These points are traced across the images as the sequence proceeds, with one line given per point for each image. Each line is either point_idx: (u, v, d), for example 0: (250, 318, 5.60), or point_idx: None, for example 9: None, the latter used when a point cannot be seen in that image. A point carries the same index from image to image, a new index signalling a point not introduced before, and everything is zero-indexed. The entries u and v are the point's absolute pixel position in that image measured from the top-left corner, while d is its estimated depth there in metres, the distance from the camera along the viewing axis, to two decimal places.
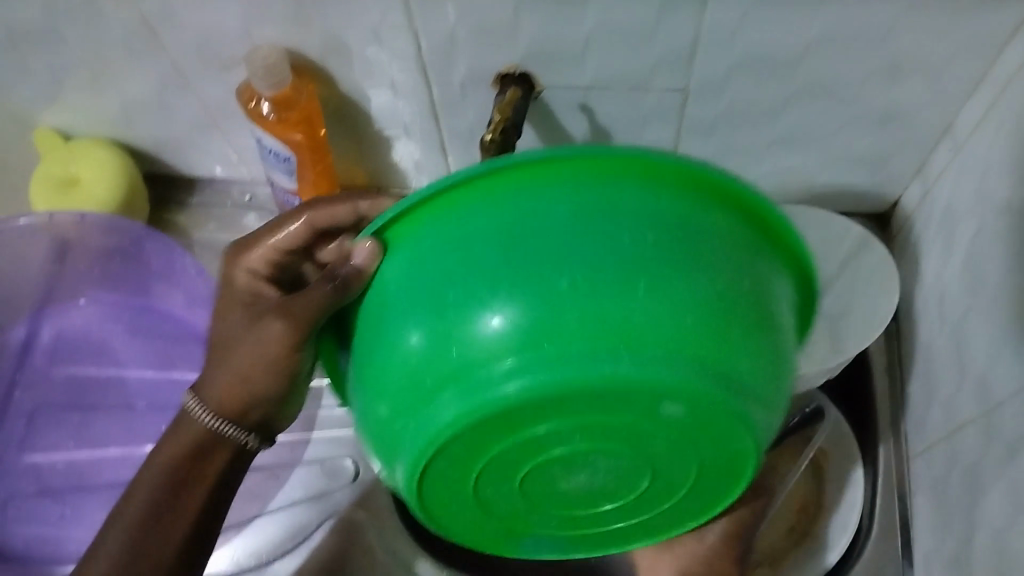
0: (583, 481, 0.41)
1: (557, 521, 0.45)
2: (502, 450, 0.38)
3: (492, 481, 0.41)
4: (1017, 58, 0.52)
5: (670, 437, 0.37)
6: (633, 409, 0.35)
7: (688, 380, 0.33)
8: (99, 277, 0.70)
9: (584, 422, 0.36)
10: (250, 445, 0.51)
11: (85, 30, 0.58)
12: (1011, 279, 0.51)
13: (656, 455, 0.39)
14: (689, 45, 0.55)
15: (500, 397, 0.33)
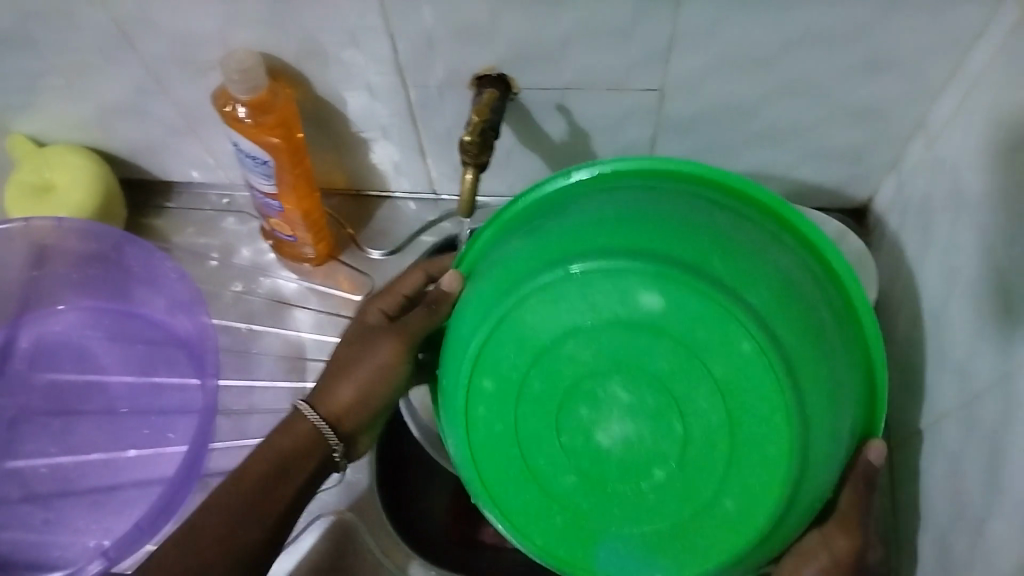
0: (620, 431, 0.48)
1: (620, 507, 0.49)
2: (530, 373, 0.48)
3: (541, 444, 0.50)
4: (986, 56, 0.53)
5: (677, 362, 0.45)
6: (627, 304, 0.45)
7: (658, 269, 0.44)
8: (78, 283, 0.69)
9: (599, 335, 0.46)
10: (337, 457, 0.54)
11: (59, 36, 0.57)
12: (984, 272, 0.52)
13: (682, 394, 0.46)
14: (664, 46, 0.55)
15: (509, 304, 0.47)
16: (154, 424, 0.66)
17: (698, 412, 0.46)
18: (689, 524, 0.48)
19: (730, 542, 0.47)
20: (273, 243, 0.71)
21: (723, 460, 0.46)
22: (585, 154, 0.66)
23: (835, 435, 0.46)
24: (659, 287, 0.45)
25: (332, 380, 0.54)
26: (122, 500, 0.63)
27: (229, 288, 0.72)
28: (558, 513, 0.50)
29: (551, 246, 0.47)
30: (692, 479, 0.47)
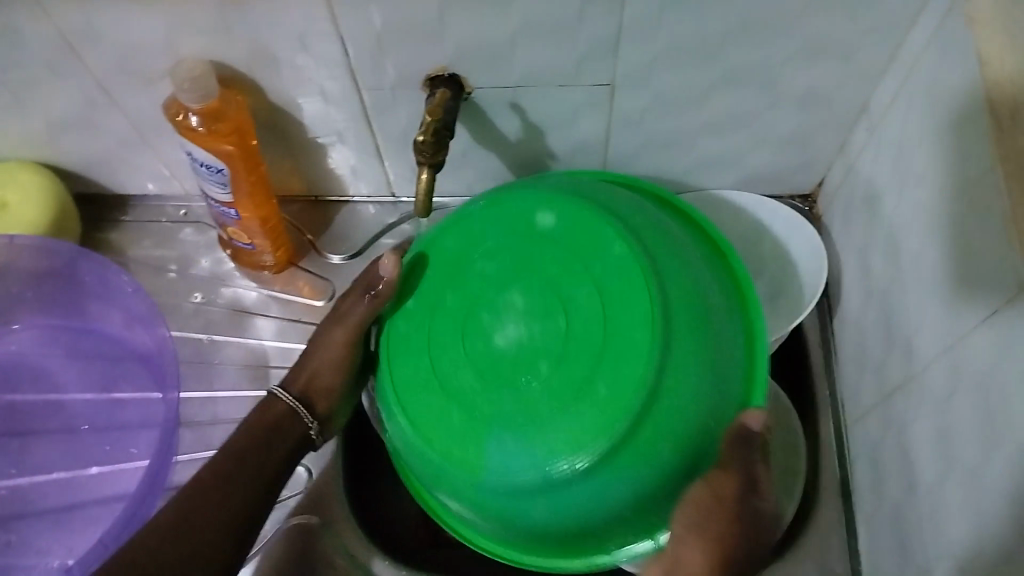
0: (516, 333, 0.51)
1: (511, 403, 0.49)
2: (466, 275, 0.54)
3: (448, 343, 0.52)
4: (922, 40, 0.54)
5: (568, 262, 0.51)
6: (543, 238, 0.53)
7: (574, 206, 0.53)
8: (32, 301, 0.68)
9: (519, 265, 0.53)
10: (312, 435, 0.57)
11: (3, 50, 0.57)
12: (928, 249, 0.53)
13: (580, 295, 0.50)
14: (612, 41, 0.56)
15: (453, 244, 0.56)
16: (116, 440, 0.65)
17: (579, 309, 0.50)
18: (587, 378, 0.48)
19: (626, 368, 0.47)
20: (231, 252, 0.71)
21: (602, 321, 0.49)
22: (541, 150, 0.67)
23: (688, 353, 0.48)
24: (560, 214, 0.53)
25: (304, 362, 0.58)
26: (85, 518, 0.62)
27: (189, 300, 0.72)
28: (467, 376, 0.51)
29: (503, 203, 0.55)
30: (580, 347, 0.49)
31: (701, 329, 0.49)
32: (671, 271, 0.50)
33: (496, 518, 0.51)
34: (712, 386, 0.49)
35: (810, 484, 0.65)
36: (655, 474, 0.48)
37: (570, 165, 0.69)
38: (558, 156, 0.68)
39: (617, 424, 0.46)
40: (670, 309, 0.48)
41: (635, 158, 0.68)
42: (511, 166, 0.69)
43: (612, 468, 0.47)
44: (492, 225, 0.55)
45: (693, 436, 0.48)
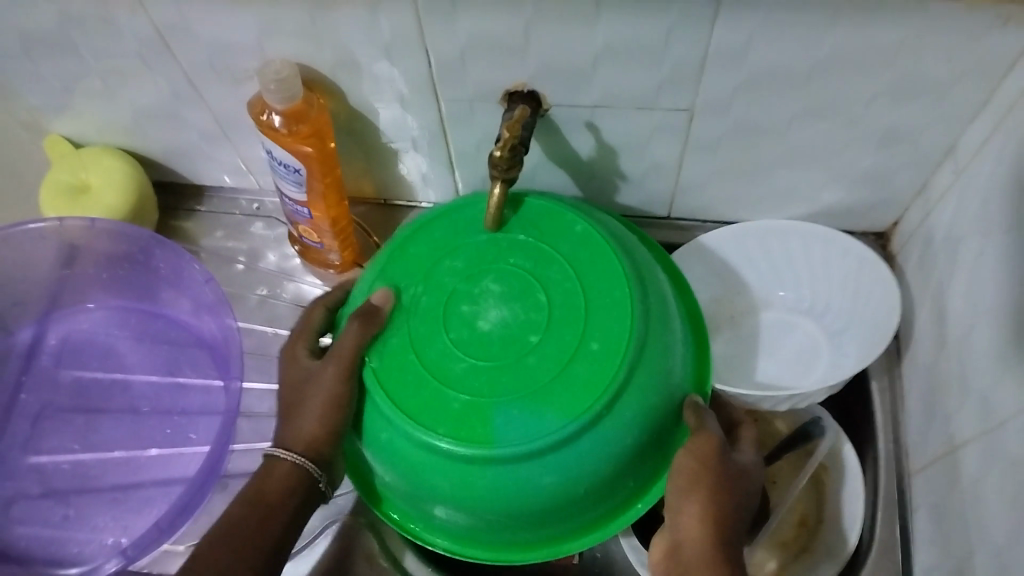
0: (498, 316, 0.52)
1: (506, 376, 0.50)
2: (434, 277, 0.55)
3: (431, 335, 0.52)
4: (1020, 86, 0.53)
5: (540, 249, 0.55)
6: (511, 238, 0.56)
7: (536, 206, 0.57)
8: (106, 281, 0.70)
9: (494, 260, 0.55)
10: (322, 487, 0.53)
11: (100, 40, 0.59)
12: (1012, 303, 0.51)
13: (554, 275, 0.53)
14: (696, 67, 0.55)
15: (418, 251, 0.56)
16: (177, 424, 0.67)
17: (558, 285, 0.53)
18: (580, 342, 0.50)
19: (614, 328, 0.50)
20: (299, 249, 0.72)
21: (580, 292, 0.52)
22: (612, 171, 0.67)
23: (655, 317, 0.52)
24: (520, 214, 0.57)
25: (290, 418, 0.54)
26: (141, 499, 0.64)
27: (254, 292, 0.73)
28: (460, 362, 0.51)
29: (466, 210, 0.58)
30: (564, 317, 0.51)
31: (662, 298, 0.54)
32: (630, 248, 0.56)
33: (496, 505, 0.49)
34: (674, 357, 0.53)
35: (866, 530, 0.63)
36: (640, 432, 0.50)
37: (641, 187, 0.68)
38: (628, 177, 0.67)
39: (613, 380, 0.48)
40: (635, 277, 0.53)
41: (707, 185, 0.68)
42: (581, 184, 0.69)
43: (610, 425, 0.49)
44: (457, 235, 0.57)
45: (666, 395, 0.51)
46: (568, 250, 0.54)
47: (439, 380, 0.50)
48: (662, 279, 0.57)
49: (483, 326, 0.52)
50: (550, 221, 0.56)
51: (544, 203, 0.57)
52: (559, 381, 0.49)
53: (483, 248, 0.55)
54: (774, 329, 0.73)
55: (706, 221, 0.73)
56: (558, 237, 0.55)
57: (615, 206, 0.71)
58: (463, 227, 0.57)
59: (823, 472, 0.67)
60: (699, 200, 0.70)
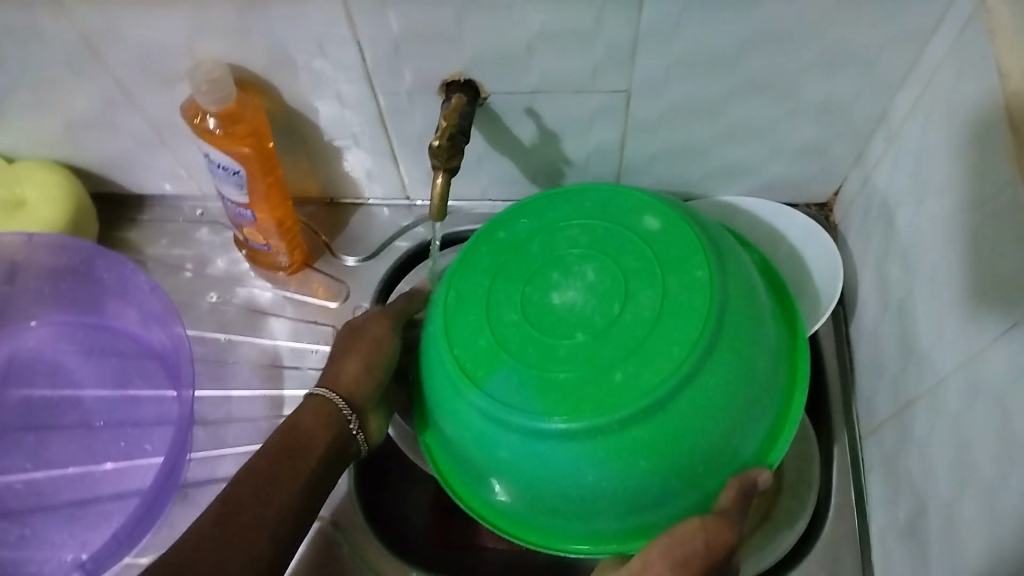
0: (571, 298, 0.52)
1: (537, 350, 0.50)
2: (553, 235, 0.56)
3: (511, 279, 0.54)
4: (942, 51, 0.54)
5: (649, 261, 0.53)
6: (642, 241, 0.54)
7: (682, 231, 0.53)
8: (49, 297, 0.69)
9: (608, 253, 0.54)
10: (357, 438, 0.57)
11: (24, 49, 0.57)
12: (946, 262, 0.53)
13: (643, 294, 0.51)
14: (629, 48, 0.56)
15: (565, 203, 0.58)
16: (131, 436, 0.66)
17: (637, 308, 0.51)
18: (608, 370, 0.48)
19: (652, 381, 0.47)
20: (247, 253, 0.71)
21: (650, 323, 0.50)
22: (556, 156, 0.67)
23: (715, 386, 0.48)
24: (668, 217, 0.55)
25: (334, 368, 0.58)
26: (99, 513, 0.63)
27: (204, 298, 0.72)
28: (511, 315, 0.53)
29: (631, 189, 0.57)
30: (618, 342, 0.49)
31: (742, 377, 0.49)
32: (744, 329, 0.50)
33: (467, 450, 0.53)
34: (717, 431, 0.49)
35: (823, 495, 0.64)
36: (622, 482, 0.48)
37: (586, 171, 0.69)
38: (572, 162, 0.68)
39: (612, 417, 0.47)
40: (717, 342, 0.48)
41: (651, 166, 0.68)
42: (527, 172, 0.69)
43: (591, 449, 0.47)
44: (611, 199, 0.57)
45: (677, 466, 0.48)
46: (670, 289, 0.51)
47: (485, 315, 0.53)
48: (764, 358, 0.51)
49: (553, 303, 0.53)
50: (685, 259, 0.52)
51: (693, 225, 0.54)
52: (582, 384, 0.48)
53: (605, 236, 0.55)
54: None
55: None
56: (682, 273, 0.51)
57: None
58: (617, 211, 0.56)
59: None
60: (643, 182, 0.71)
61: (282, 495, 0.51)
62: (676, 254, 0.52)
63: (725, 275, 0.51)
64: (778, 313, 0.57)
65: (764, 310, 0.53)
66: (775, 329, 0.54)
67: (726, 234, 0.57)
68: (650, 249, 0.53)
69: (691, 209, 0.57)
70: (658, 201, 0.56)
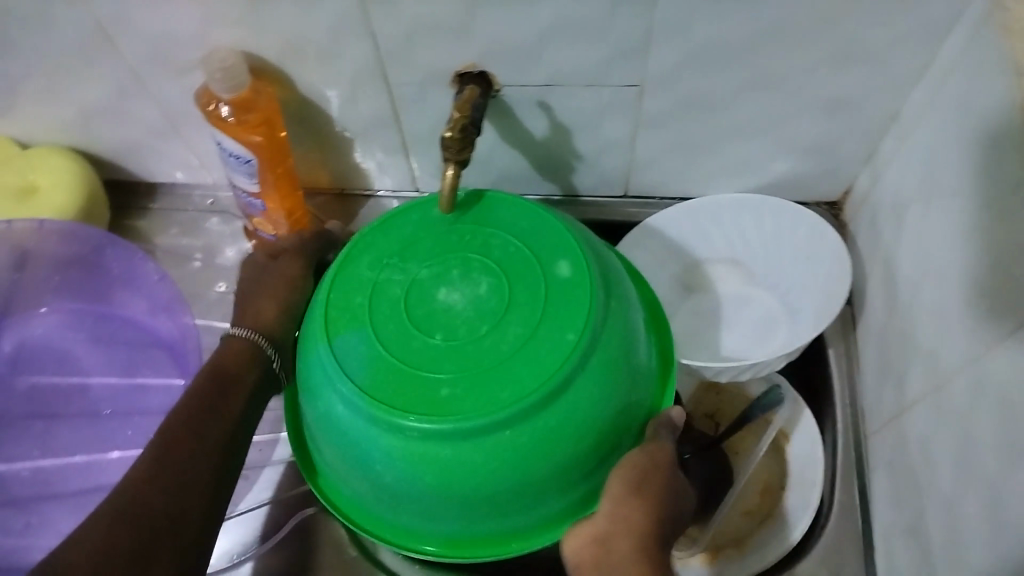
0: (449, 299, 0.50)
1: (395, 332, 0.49)
2: (480, 233, 0.53)
3: (416, 253, 0.53)
4: (957, 48, 0.54)
5: (536, 301, 0.49)
6: (545, 277, 0.50)
7: (587, 286, 0.49)
8: (59, 284, 0.69)
9: (507, 271, 0.51)
10: (275, 369, 0.57)
11: (38, 35, 0.57)
12: (956, 259, 0.53)
13: (514, 325, 0.48)
14: (643, 41, 0.56)
15: (506, 210, 0.55)
16: (138, 425, 0.66)
17: (503, 336, 0.48)
18: (436, 382, 0.47)
19: (465, 420, 0.45)
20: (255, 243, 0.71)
21: (502, 359, 0.47)
22: (567, 150, 0.67)
23: (514, 449, 0.46)
24: (580, 261, 0.50)
25: (239, 304, 0.59)
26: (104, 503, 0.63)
27: (213, 288, 0.72)
28: (395, 288, 0.51)
29: (569, 226, 0.53)
30: (466, 362, 0.48)
31: (554, 454, 0.47)
32: (591, 404, 0.47)
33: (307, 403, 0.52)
34: (501, 489, 0.47)
35: (828, 493, 0.64)
36: (397, 483, 0.48)
37: (596, 165, 0.69)
38: (583, 156, 0.68)
39: (416, 425, 0.46)
40: (543, 407, 0.46)
41: (661, 161, 0.68)
42: (537, 165, 0.69)
43: (389, 444, 0.47)
44: (544, 224, 0.53)
45: (456, 499, 0.47)
46: (539, 337, 0.48)
47: (376, 272, 0.52)
48: (591, 443, 0.48)
49: (432, 295, 0.51)
50: (571, 313, 0.48)
51: (601, 287, 0.50)
52: (408, 377, 0.47)
53: (519, 255, 0.52)
54: (729, 301, 0.73)
55: (661, 198, 0.74)
56: (564, 325, 0.48)
57: (571, 186, 0.72)
58: (548, 239, 0.52)
59: (783, 439, 0.69)
60: (653, 177, 0.71)
61: (215, 421, 0.51)
62: (568, 308, 0.48)
63: (590, 352, 0.47)
64: (647, 389, 0.52)
65: (624, 395, 0.49)
66: (633, 403, 0.50)
67: (633, 307, 0.53)
68: (545, 286, 0.50)
69: (615, 274, 0.53)
70: (578, 248, 0.51)
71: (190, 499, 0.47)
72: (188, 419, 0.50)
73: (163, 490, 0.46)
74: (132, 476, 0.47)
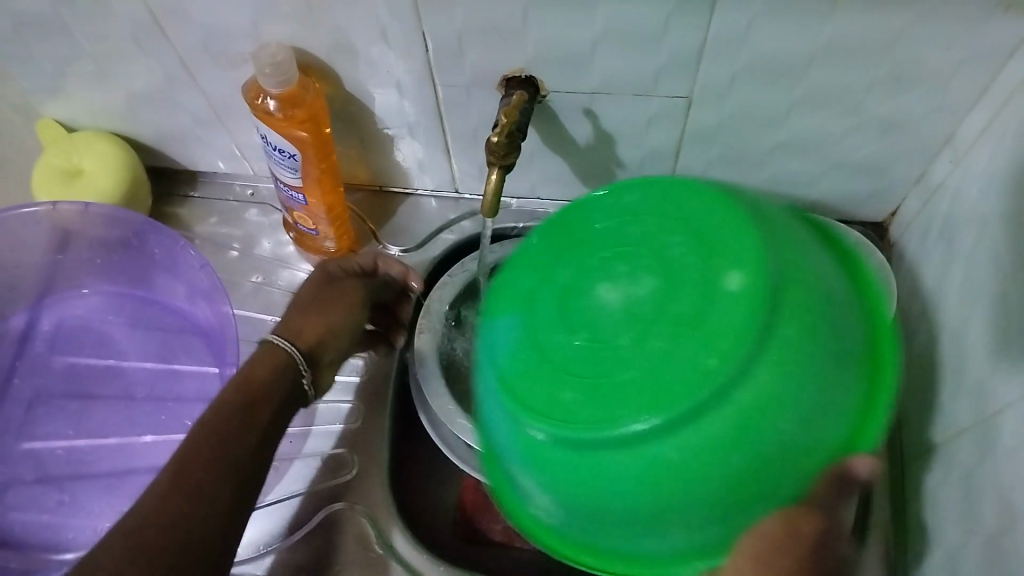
0: (603, 294, 0.47)
1: (537, 315, 0.49)
2: (659, 233, 0.48)
3: (571, 237, 0.52)
4: (1019, 74, 0.52)
5: (693, 312, 0.43)
6: (716, 283, 0.43)
7: (762, 303, 0.41)
8: (100, 266, 0.70)
9: (674, 273, 0.46)
10: (302, 381, 0.57)
11: (92, 22, 0.58)
12: (1007, 291, 0.52)
13: (660, 337, 0.43)
14: (695, 54, 0.55)
15: (695, 201, 0.48)
16: (171, 410, 0.66)
17: (619, 346, 0.44)
18: (563, 385, 0.44)
19: (572, 434, 0.42)
20: (294, 236, 0.72)
21: (637, 370, 0.43)
22: (610, 159, 0.66)
23: (630, 472, 0.41)
24: (741, 263, 0.42)
25: (290, 311, 0.61)
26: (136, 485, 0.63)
27: (249, 279, 0.72)
28: (546, 267, 0.51)
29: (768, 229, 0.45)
30: (599, 368, 0.44)
31: (684, 487, 0.40)
32: (742, 439, 0.39)
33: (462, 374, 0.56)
34: (604, 513, 0.43)
35: None
36: (533, 488, 0.46)
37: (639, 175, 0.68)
38: (626, 165, 0.67)
39: (532, 416, 0.44)
40: (675, 428, 0.40)
41: (705, 174, 0.68)
42: (579, 172, 0.68)
43: (506, 427, 0.47)
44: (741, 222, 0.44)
45: (567, 505, 0.45)
46: (691, 356, 0.41)
47: (530, 255, 0.53)
48: (749, 478, 0.40)
49: (581, 283, 0.49)
50: (729, 331, 0.41)
51: (769, 303, 0.41)
52: (540, 365, 0.46)
53: (693, 256, 0.46)
54: None
55: None
56: (718, 340, 0.41)
57: None
58: (747, 237, 0.44)
59: None
60: None
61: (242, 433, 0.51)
62: (736, 327, 0.41)
63: (739, 377, 0.39)
64: (840, 421, 0.42)
65: (802, 427, 0.40)
66: (818, 436, 0.41)
67: (827, 326, 0.42)
68: (721, 293, 0.42)
69: (809, 286, 0.42)
70: (767, 255, 0.43)
71: (206, 516, 0.47)
72: (212, 434, 0.50)
73: (178, 506, 0.46)
74: (155, 488, 0.47)
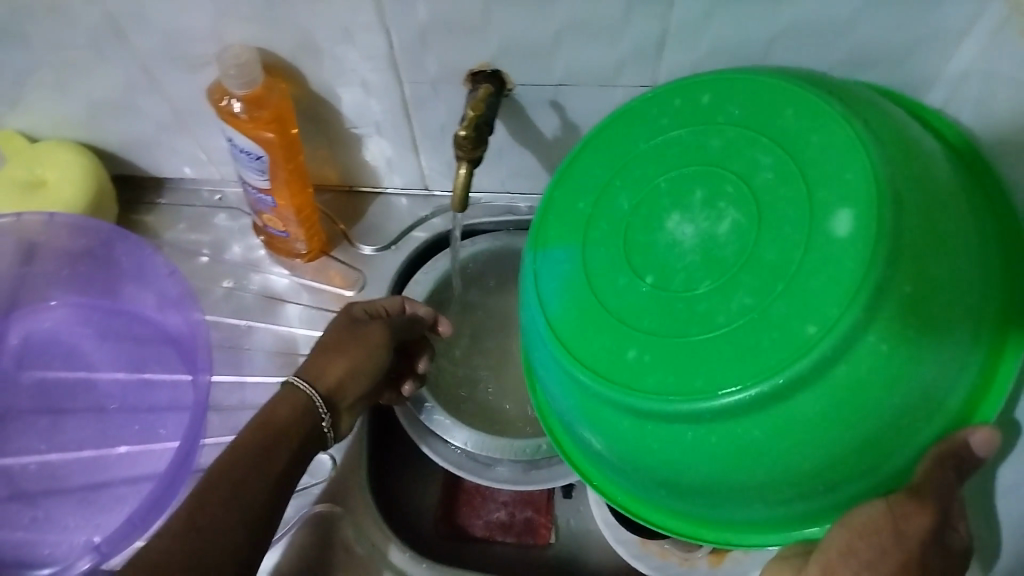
0: (686, 234, 0.47)
1: (598, 261, 0.50)
2: (744, 171, 0.47)
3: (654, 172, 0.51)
4: (974, 52, 0.53)
5: (786, 261, 0.42)
6: (815, 222, 0.42)
7: (873, 251, 0.39)
8: (67, 278, 0.69)
9: (762, 216, 0.44)
10: (325, 428, 0.56)
11: (50, 29, 0.57)
12: None
13: (748, 288, 0.43)
14: (658, 43, 0.56)
15: (793, 116, 0.46)
16: (146, 421, 0.66)
17: (693, 296, 0.45)
18: (630, 341, 0.46)
19: (642, 382, 0.44)
20: (265, 239, 0.71)
21: (717, 333, 0.43)
22: None
23: (716, 445, 0.42)
24: (849, 200, 0.41)
25: (315, 352, 0.58)
26: (110, 497, 0.63)
27: (220, 284, 0.72)
28: (624, 204, 0.51)
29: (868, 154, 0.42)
30: (671, 332, 0.45)
31: (777, 455, 0.41)
32: (851, 404, 0.39)
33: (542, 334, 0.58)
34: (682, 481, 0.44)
35: None
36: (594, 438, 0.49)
37: None
38: None
39: (592, 377, 0.46)
40: (772, 397, 0.40)
41: None
42: (548, 165, 0.69)
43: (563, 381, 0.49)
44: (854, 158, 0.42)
45: (636, 465, 0.46)
46: (780, 318, 0.41)
47: (600, 188, 0.53)
48: (860, 438, 0.40)
49: (655, 229, 0.49)
50: (829, 290, 0.40)
51: (884, 252, 0.39)
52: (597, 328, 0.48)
53: (789, 195, 0.44)
54: None
55: None
56: (824, 294, 0.40)
57: None
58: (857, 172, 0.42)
59: None
60: None
61: (258, 476, 0.50)
62: (836, 278, 0.40)
63: (850, 338, 0.38)
64: (962, 383, 0.42)
65: (913, 392, 0.40)
66: (933, 391, 0.41)
67: (943, 271, 0.40)
68: (817, 238, 0.41)
69: (931, 236, 0.41)
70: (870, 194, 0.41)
71: (216, 563, 0.45)
72: (227, 471, 0.49)
73: (191, 550, 0.45)
74: (166, 531, 0.46)
